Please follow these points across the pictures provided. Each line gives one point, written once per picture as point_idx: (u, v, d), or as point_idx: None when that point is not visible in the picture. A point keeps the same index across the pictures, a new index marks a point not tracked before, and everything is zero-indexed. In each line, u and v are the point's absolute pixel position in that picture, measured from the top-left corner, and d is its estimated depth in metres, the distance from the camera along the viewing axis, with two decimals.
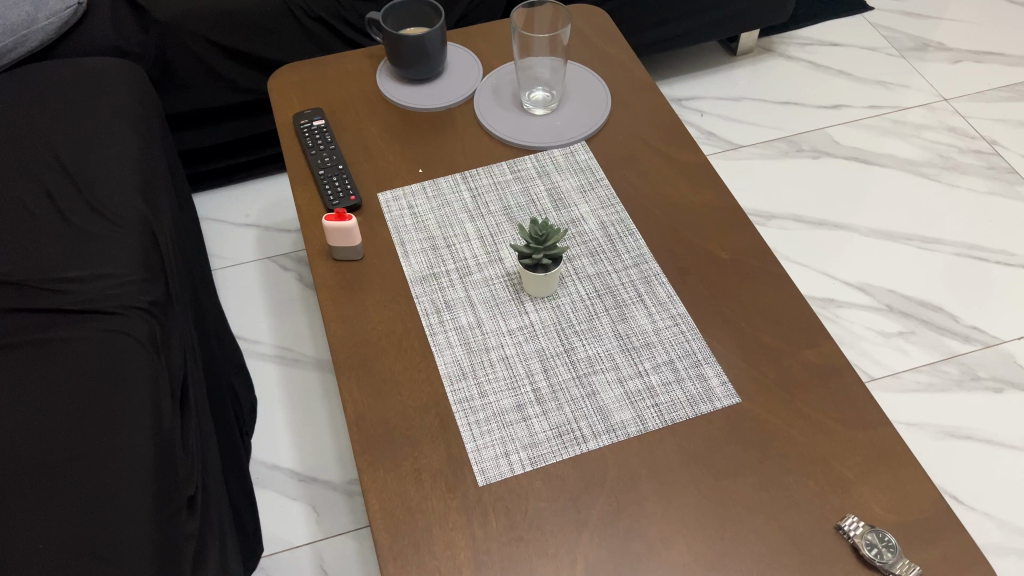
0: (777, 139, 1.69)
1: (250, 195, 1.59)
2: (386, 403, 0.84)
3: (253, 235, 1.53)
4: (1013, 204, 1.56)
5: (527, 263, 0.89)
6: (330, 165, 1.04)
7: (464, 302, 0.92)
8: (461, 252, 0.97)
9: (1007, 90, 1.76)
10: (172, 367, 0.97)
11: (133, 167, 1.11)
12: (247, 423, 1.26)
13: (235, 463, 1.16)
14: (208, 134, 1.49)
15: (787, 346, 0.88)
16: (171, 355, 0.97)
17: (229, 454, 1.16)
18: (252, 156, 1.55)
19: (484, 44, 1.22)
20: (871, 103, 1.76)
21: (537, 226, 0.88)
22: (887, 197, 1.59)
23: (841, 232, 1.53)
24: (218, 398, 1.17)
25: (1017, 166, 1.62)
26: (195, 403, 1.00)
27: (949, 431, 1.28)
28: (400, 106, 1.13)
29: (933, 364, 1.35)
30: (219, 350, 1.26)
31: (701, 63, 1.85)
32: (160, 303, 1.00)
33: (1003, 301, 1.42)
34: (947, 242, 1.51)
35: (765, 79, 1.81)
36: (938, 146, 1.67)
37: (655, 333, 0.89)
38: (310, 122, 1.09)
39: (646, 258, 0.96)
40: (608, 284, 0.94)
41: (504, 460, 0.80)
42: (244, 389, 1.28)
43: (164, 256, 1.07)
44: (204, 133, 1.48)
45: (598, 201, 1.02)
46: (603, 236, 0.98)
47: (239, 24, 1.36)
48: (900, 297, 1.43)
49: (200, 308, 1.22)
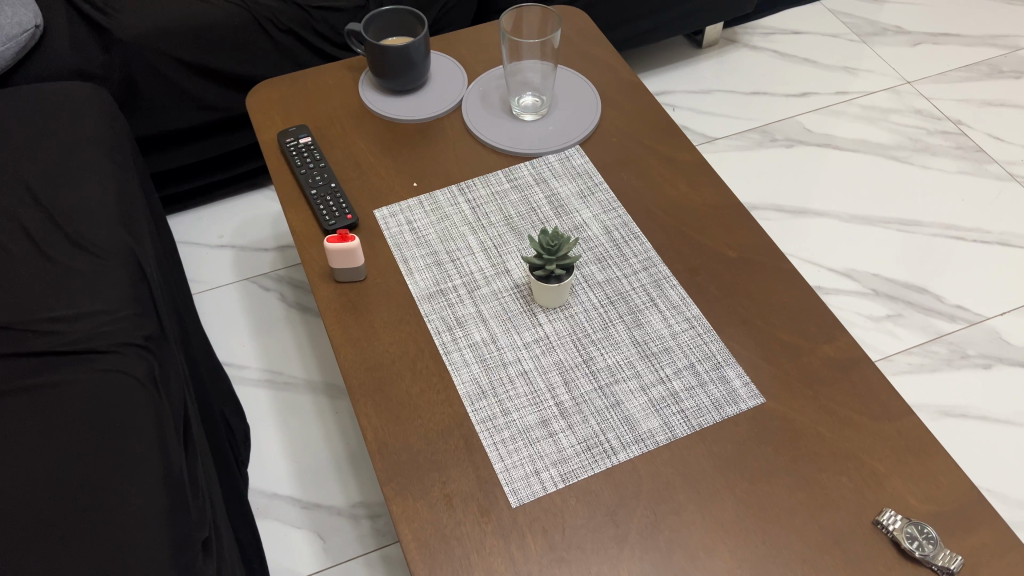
0: (750, 130, 1.70)
1: (223, 215, 1.54)
2: (408, 426, 0.82)
3: (230, 256, 1.49)
4: (984, 182, 1.59)
5: (540, 276, 0.88)
6: (322, 184, 1.01)
7: (476, 318, 0.90)
8: (466, 266, 0.95)
9: (966, 69, 1.80)
10: (173, 403, 0.93)
11: (111, 196, 1.07)
12: (242, 452, 1.22)
13: (236, 494, 1.12)
14: (178, 155, 1.43)
15: (804, 341, 0.88)
16: (171, 391, 0.94)
17: (229, 485, 1.12)
18: (223, 174, 1.50)
19: (466, 50, 1.19)
20: (838, 89, 1.78)
21: (549, 236, 0.87)
22: (862, 182, 1.60)
23: (818, 219, 1.55)
24: (213, 429, 1.12)
25: (984, 144, 1.66)
26: (197, 438, 0.96)
27: (944, 410, 1.30)
28: (387, 118, 1.10)
29: (923, 345, 1.37)
30: (208, 379, 1.22)
31: (668, 58, 1.85)
32: (154, 337, 0.96)
33: (984, 279, 1.45)
34: (925, 224, 1.53)
35: (732, 71, 1.82)
36: (907, 129, 1.70)
37: (672, 337, 0.88)
38: (295, 139, 1.06)
39: (655, 260, 0.95)
40: (619, 290, 0.93)
41: (535, 478, 0.78)
42: (235, 416, 1.24)
43: (153, 287, 1.02)
44: (174, 154, 1.43)
45: (598, 205, 1.00)
46: (609, 241, 0.97)
47: (207, 41, 1.32)
48: (885, 281, 1.45)
49: (189, 339, 1.17)
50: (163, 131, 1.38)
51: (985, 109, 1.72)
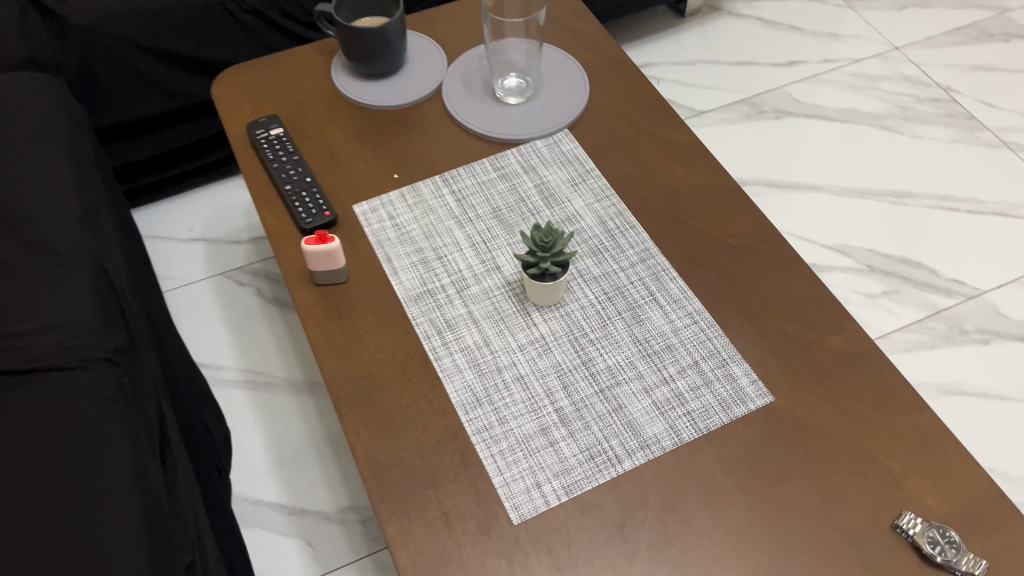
0: (738, 102, 1.65)
1: (193, 206, 1.47)
2: (400, 439, 0.77)
3: (202, 249, 1.42)
4: (976, 150, 1.56)
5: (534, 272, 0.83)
6: (297, 179, 0.95)
7: (467, 320, 0.85)
8: (454, 263, 0.90)
9: (955, 33, 1.76)
10: (148, 417, 0.87)
11: (71, 195, 1.00)
12: (224, 457, 1.17)
13: (219, 503, 1.08)
14: (142, 146, 1.36)
15: (812, 333, 0.84)
16: (145, 405, 0.88)
17: (212, 494, 1.07)
18: (191, 164, 1.42)
19: (444, 29, 1.13)
20: (825, 57, 1.73)
21: (541, 232, 0.82)
22: (853, 153, 1.56)
23: (810, 194, 1.51)
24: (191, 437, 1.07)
25: (975, 111, 1.62)
26: (176, 452, 0.91)
27: (945, 388, 1.27)
28: (364, 105, 1.04)
29: (920, 322, 1.34)
30: (185, 383, 1.16)
31: (651, 28, 1.79)
32: (122, 349, 0.89)
33: (979, 251, 1.42)
34: (918, 195, 1.50)
35: (718, 40, 1.76)
36: (897, 96, 1.65)
37: (674, 334, 0.84)
38: (267, 131, 0.99)
39: (652, 251, 0.90)
40: (616, 284, 0.88)
41: (537, 492, 0.74)
42: (215, 421, 1.18)
43: (121, 293, 0.96)
44: (138, 145, 1.35)
45: (591, 193, 0.95)
46: (603, 232, 0.92)
47: (166, 24, 1.24)
48: (880, 256, 1.41)
49: (161, 343, 1.12)
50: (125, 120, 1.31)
51: (976, 74, 1.68)
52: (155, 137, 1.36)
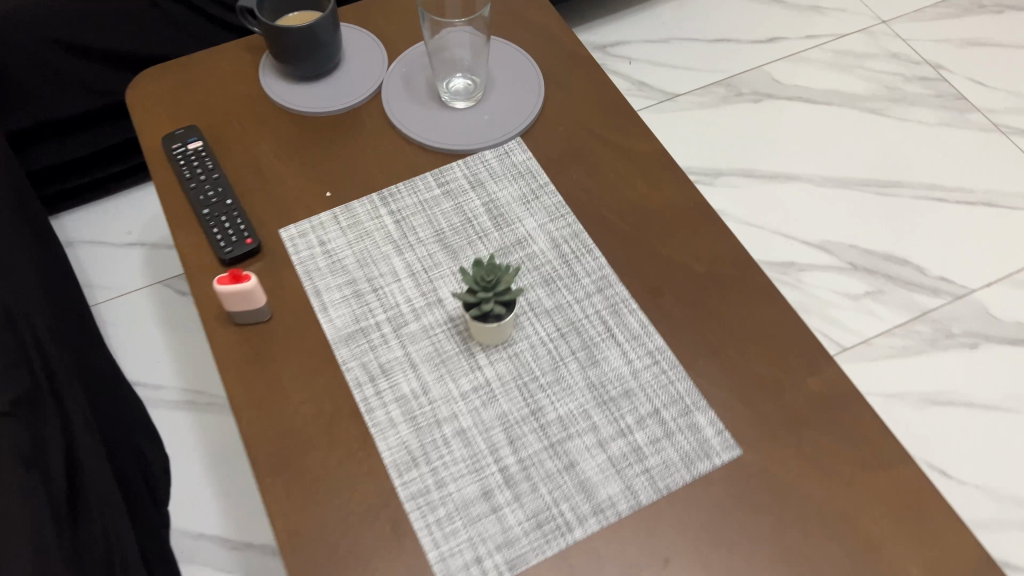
0: (715, 84, 1.55)
1: (130, 208, 1.37)
2: (325, 508, 0.69)
3: (140, 255, 1.33)
4: (966, 134, 1.47)
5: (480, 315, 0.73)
6: (216, 201, 0.85)
7: (404, 363, 0.77)
8: (391, 296, 0.81)
9: (944, 5, 1.65)
10: (52, 475, 0.78)
11: None
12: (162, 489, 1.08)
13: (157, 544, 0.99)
14: (68, 147, 1.25)
15: (785, 375, 0.76)
16: (48, 461, 0.79)
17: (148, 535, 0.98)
18: (125, 164, 1.33)
19: (386, 22, 1.02)
20: (808, 33, 1.62)
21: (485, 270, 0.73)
22: (835, 139, 1.47)
23: (790, 184, 1.42)
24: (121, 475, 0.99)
25: (966, 91, 1.52)
26: (93, 505, 0.81)
27: (930, 398, 1.20)
28: (295, 111, 0.94)
29: (906, 325, 1.26)
30: (117, 411, 1.07)
31: (623, 3, 1.67)
32: (23, 399, 0.81)
33: (968, 246, 1.33)
34: (904, 185, 1.41)
35: (694, 15, 1.65)
36: (883, 76, 1.56)
37: (633, 376, 0.76)
38: (183, 145, 0.89)
39: (611, 280, 0.82)
40: (570, 319, 0.79)
41: (477, 568, 0.66)
42: (151, 449, 1.10)
43: (22, 336, 0.88)
44: (63, 146, 1.25)
45: (544, 212, 0.86)
46: (557, 258, 0.83)
47: (83, 15, 1.12)
48: (864, 253, 1.33)
49: (86, 372, 1.03)
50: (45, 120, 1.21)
51: (966, 50, 1.58)
52: (81, 137, 1.26)
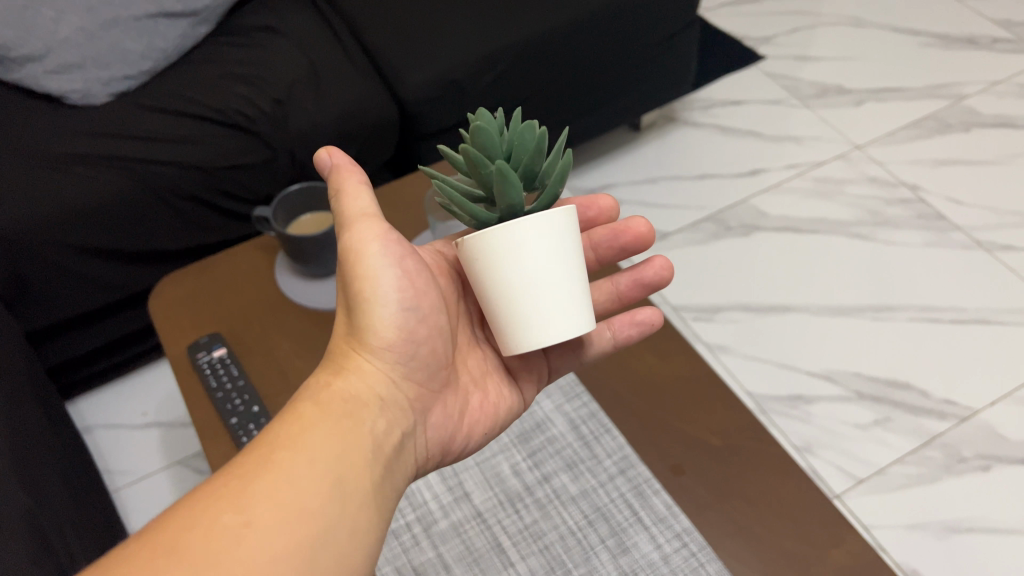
0: (702, 220, 1.62)
1: (144, 389, 1.40)
2: None
3: (156, 435, 1.34)
4: (950, 253, 1.53)
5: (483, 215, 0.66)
6: (243, 409, 0.87)
7: (437, 565, 0.78)
8: (419, 494, 0.84)
9: (913, 126, 1.76)
10: (52, 527, 0.85)
11: (35, 439, 0.96)
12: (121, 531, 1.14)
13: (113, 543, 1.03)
14: (101, 357, 1.33)
15: (811, 547, 0.77)
16: (49, 523, 0.85)
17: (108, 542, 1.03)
18: (154, 355, 1.40)
19: (392, 209, 1.08)
20: (787, 162, 1.72)
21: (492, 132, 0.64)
22: (840, 269, 1.52)
23: (788, 313, 1.46)
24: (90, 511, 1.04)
25: (945, 210, 1.60)
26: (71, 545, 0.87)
27: (950, 526, 1.19)
28: (310, 307, 0.98)
29: (916, 452, 1.27)
30: None
31: (607, 149, 1.77)
32: (27, 493, 0.85)
33: (966, 364, 1.36)
34: (899, 307, 1.45)
35: (674, 154, 1.75)
36: (864, 200, 1.63)
37: (664, 562, 0.76)
38: (208, 353, 0.93)
39: (632, 460, 0.84)
40: (597, 505, 0.81)
41: None
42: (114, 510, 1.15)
43: (21, 426, 0.94)
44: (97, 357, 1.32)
45: (560, 393, 0.91)
46: (577, 440, 0.87)
47: (100, 220, 1.14)
48: (866, 381, 1.36)
49: None
50: (79, 329, 1.26)
51: (940, 169, 1.67)
52: (124, 349, 1.34)
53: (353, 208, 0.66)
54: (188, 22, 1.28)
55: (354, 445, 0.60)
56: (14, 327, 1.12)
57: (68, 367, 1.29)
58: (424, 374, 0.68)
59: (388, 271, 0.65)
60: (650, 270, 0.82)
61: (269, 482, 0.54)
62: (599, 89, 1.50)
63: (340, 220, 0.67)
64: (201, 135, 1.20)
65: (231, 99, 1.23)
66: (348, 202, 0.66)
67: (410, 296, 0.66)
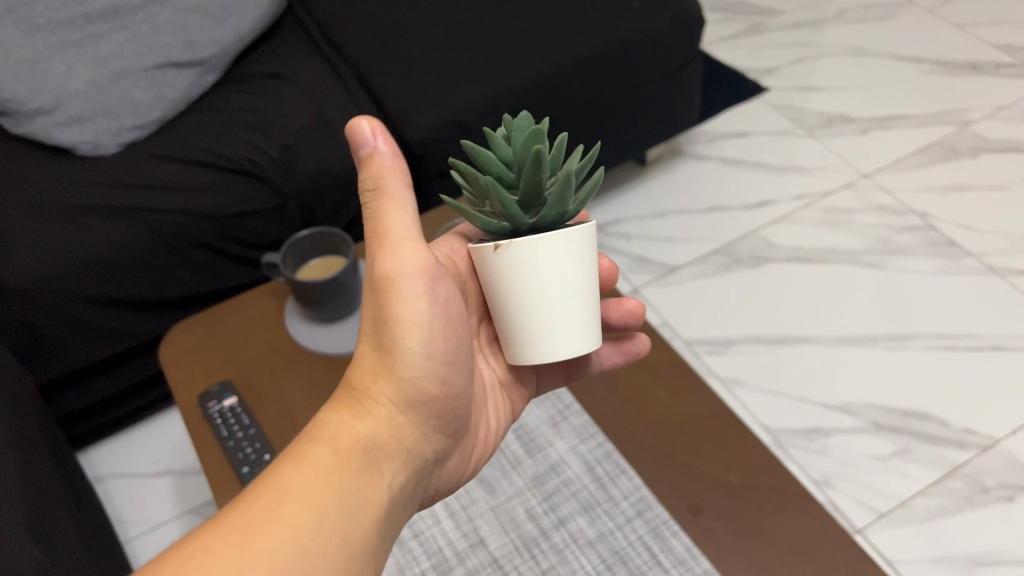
0: (712, 252, 1.62)
1: (156, 437, 1.39)
2: None
3: (168, 483, 1.34)
4: (964, 280, 1.51)
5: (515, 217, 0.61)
6: (254, 457, 0.87)
7: None
8: (432, 540, 0.83)
9: (921, 153, 1.76)
10: None
11: (47, 489, 0.96)
12: None
13: None
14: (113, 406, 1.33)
15: None
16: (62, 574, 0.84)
17: None
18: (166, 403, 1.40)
19: None
20: (795, 193, 1.72)
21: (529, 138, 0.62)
22: (853, 299, 1.51)
23: (803, 345, 1.45)
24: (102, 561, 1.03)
25: (957, 237, 1.59)
26: None
27: (976, 559, 1.16)
28: (322, 352, 0.98)
29: (938, 483, 1.24)
30: None
31: (614, 183, 1.78)
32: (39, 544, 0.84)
33: (984, 392, 1.34)
34: (914, 336, 1.44)
35: (681, 187, 1.76)
36: (875, 229, 1.62)
37: None
38: (218, 401, 0.92)
39: (649, 501, 0.83)
40: (615, 548, 0.80)
41: None
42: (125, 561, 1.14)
43: (32, 477, 0.94)
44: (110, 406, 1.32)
45: (575, 434, 0.90)
46: (593, 481, 0.85)
47: (110, 269, 1.15)
48: (885, 412, 1.34)
49: None
50: (92, 379, 1.26)
51: (949, 196, 1.67)
52: (136, 398, 1.34)
53: (395, 227, 0.63)
54: (197, 71, 1.29)
55: (365, 493, 0.59)
56: (26, 378, 1.12)
57: (80, 416, 1.29)
58: (443, 416, 0.67)
59: (421, 308, 0.63)
60: (619, 314, 0.83)
61: (271, 539, 0.52)
62: (603, 126, 1.50)
63: (378, 237, 0.63)
64: (210, 182, 1.21)
65: (240, 146, 1.24)
66: (390, 220, 0.63)
67: (442, 341, 0.64)
